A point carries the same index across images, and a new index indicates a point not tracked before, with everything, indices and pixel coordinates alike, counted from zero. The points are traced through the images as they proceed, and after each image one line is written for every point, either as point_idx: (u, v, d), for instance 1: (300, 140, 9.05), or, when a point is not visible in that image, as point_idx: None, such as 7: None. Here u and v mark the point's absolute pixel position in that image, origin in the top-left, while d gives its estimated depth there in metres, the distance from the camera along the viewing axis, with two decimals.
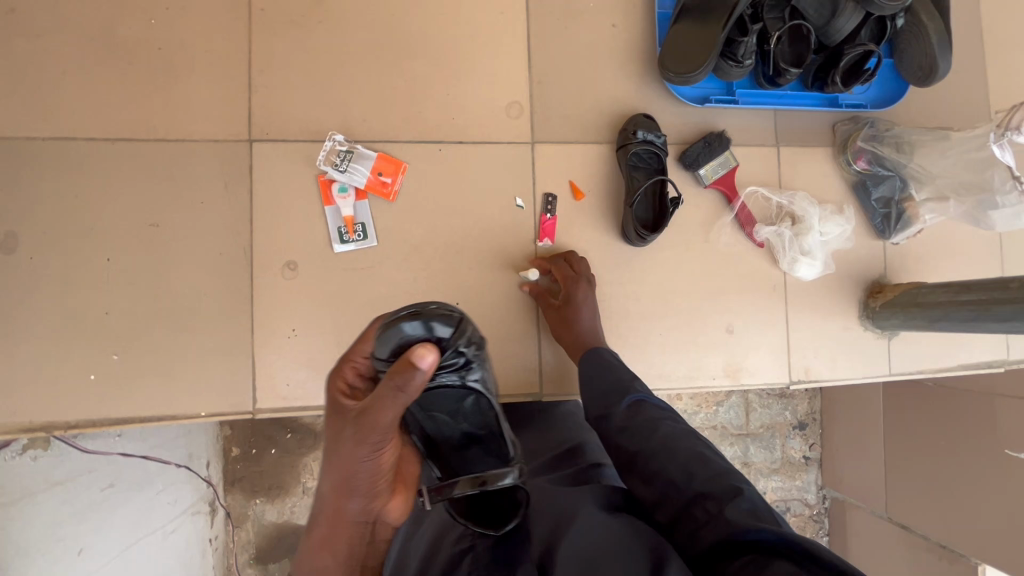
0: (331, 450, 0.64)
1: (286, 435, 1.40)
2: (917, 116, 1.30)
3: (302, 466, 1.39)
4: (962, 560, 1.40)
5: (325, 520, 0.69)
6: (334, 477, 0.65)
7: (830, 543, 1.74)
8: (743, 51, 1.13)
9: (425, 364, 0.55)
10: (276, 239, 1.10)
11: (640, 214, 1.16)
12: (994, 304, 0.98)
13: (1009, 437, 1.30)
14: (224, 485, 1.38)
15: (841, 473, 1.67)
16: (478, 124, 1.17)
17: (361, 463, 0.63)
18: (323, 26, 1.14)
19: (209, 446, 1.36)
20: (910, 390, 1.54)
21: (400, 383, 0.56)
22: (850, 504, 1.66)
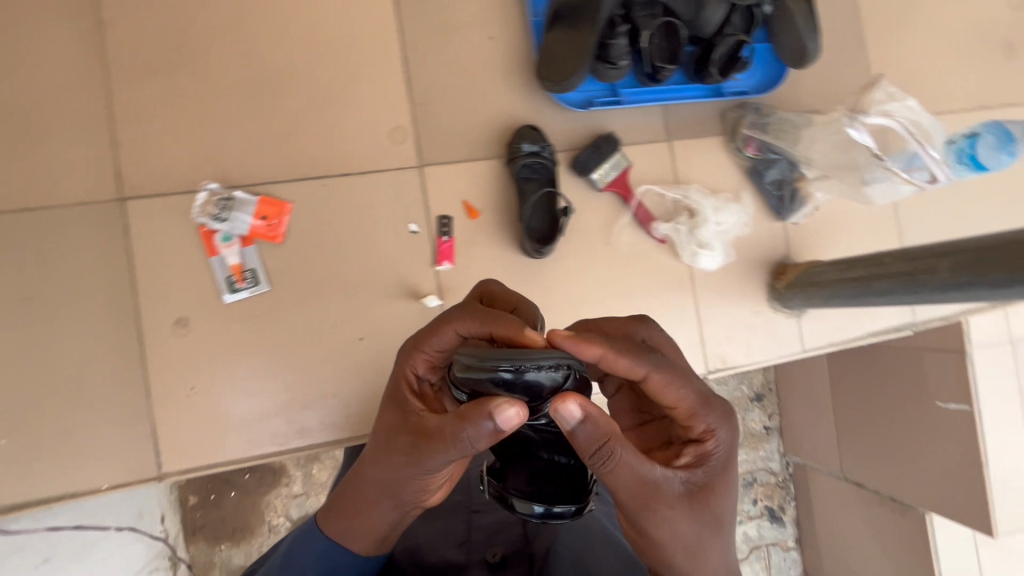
0: (387, 444, 0.71)
1: (245, 476, 1.43)
2: (802, 95, 1.31)
3: (264, 505, 1.42)
4: (911, 512, 1.46)
5: (365, 498, 0.77)
6: (380, 466, 0.72)
7: (796, 508, 1.79)
8: (617, 52, 1.13)
9: (501, 415, 0.59)
10: (164, 297, 1.07)
11: (536, 226, 1.16)
12: (873, 280, 0.99)
13: (938, 390, 1.38)
14: (186, 535, 1.39)
15: (801, 439, 1.74)
16: (362, 154, 1.15)
17: (413, 474, 0.70)
18: (186, 70, 1.11)
19: (162, 500, 1.38)
20: (847, 356, 1.61)
21: (481, 425, 0.60)
22: (810, 468, 1.72)
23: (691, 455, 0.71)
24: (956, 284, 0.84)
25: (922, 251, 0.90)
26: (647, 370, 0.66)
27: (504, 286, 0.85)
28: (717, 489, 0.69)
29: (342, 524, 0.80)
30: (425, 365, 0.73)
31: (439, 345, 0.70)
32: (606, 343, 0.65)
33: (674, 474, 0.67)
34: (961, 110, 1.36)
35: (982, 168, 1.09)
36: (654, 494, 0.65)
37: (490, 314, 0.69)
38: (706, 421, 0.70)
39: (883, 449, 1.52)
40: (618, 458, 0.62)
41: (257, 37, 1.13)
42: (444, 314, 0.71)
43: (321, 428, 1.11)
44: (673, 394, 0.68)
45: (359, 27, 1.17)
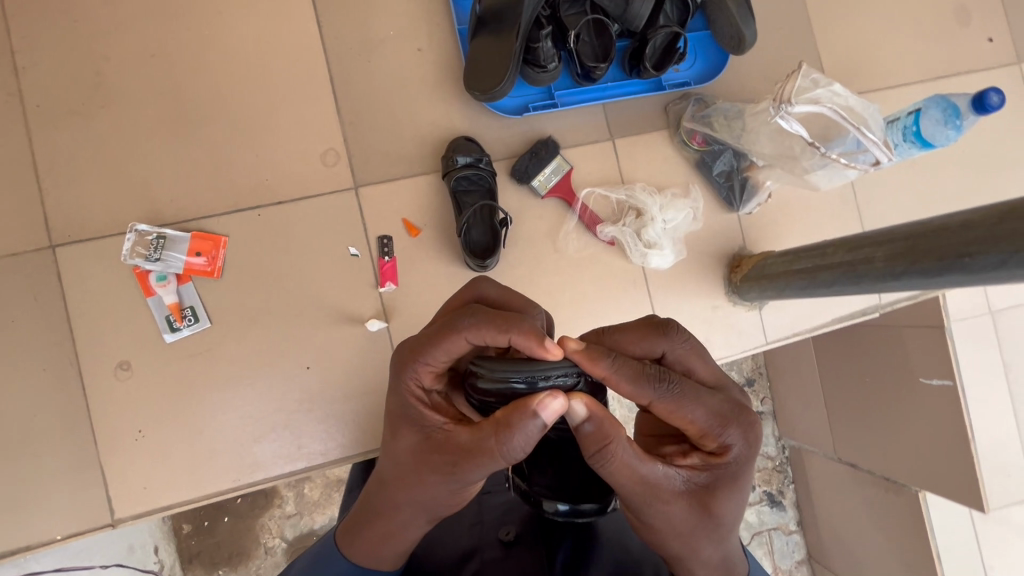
0: (415, 463, 0.67)
1: (236, 501, 1.45)
2: (747, 80, 1.28)
3: (259, 527, 1.44)
4: (905, 490, 1.41)
5: (383, 522, 0.71)
6: (410, 488, 0.68)
7: (796, 491, 1.76)
8: (544, 56, 1.11)
9: (546, 410, 0.60)
10: (103, 341, 1.06)
11: (479, 240, 1.14)
12: (818, 271, 0.97)
13: (921, 366, 1.35)
14: (182, 564, 1.42)
15: (793, 422, 1.71)
16: (295, 180, 1.13)
17: (443, 491, 0.67)
18: (107, 110, 1.09)
19: (155, 530, 1.39)
20: (828, 338, 1.58)
21: (525, 433, 0.60)
22: (806, 450, 1.69)
23: (699, 459, 0.68)
24: (895, 273, 0.81)
25: (861, 239, 0.87)
26: (649, 399, 0.65)
27: (498, 286, 0.76)
28: (724, 496, 0.66)
29: (366, 554, 0.73)
30: (432, 374, 0.69)
31: (447, 354, 0.67)
32: (613, 365, 0.65)
33: (676, 473, 0.66)
34: (913, 82, 1.32)
35: (930, 145, 1.05)
36: (653, 494, 0.64)
37: (507, 321, 0.65)
38: (723, 437, 0.67)
39: (867, 429, 1.50)
40: (614, 457, 0.62)
41: (177, 69, 1.11)
42: (452, 324, 0.65)
43: (276, 461, 1.09)
44: (684, 415, 0.65)
45: (282, 49, 1.15)
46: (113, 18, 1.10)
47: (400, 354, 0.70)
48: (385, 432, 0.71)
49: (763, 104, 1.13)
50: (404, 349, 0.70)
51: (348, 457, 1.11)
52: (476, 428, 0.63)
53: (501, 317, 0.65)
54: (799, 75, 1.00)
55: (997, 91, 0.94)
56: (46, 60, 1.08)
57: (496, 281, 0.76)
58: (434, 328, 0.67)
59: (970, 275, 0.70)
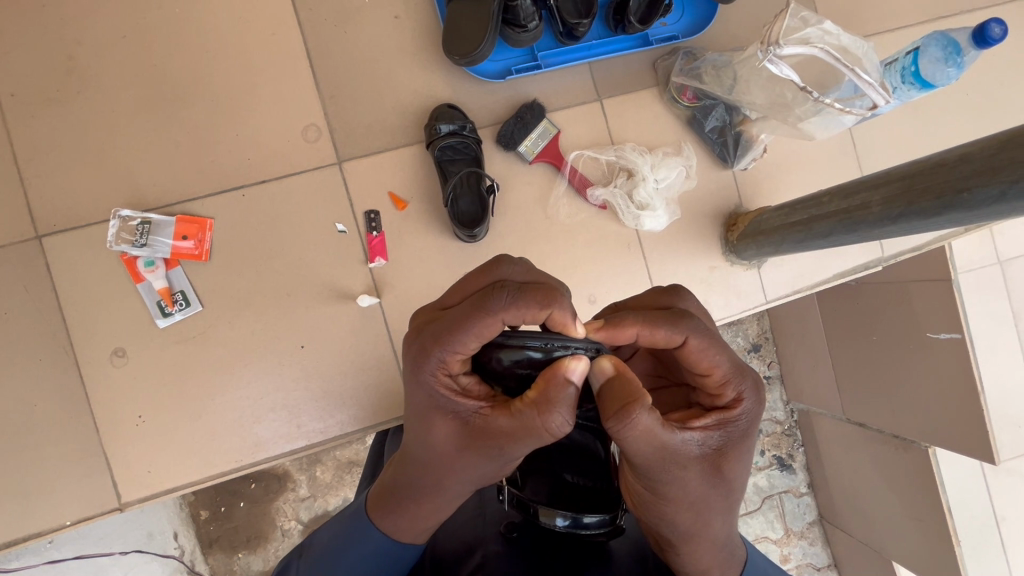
0: (457, 447, 0.68)
1: (251, 485, 1.47)
2: (738, 30, 1.23)
3: (275, 511, 1.46)
4: (914, 447, 1.40)
5: (431, 498, 0.74)
6: (454, 469, 0.70)
7: (806, 453, 1.75)
8: (523, 15, 1.06)
9: (576, 374, 0.62)
10: (96, 330, 1.06)
11: (468, 209, 1.12)
12: (814, 222, 0.94)
13: (929, 320, 1.33)
14: (203, 548, 1.45)
15: (801, 385, 1.70)
16: (277, 158, 1.11)
17: (490, 468, 0.69)
18: (82, 95, 1.07)
19: (174, 517, 1.44)
20: (834, 296, 1.56)
21: (566, 404, 0.61)
22: (815, 413, 1.68)
23: (714, 419, 0.67)
24: (893, 216, 0.78)
25: (857, 185, 0.84)
26: (685, 336, 0.65)
27: (520, 260, 0.68)
28: (733, 455, 0.68)
29: (410, 526, 0.78)
30: (459, 361, 0.65)
31: (477, 339, 0.63)
32: (639, 321, 0.66)
33: (691, 437, 0.65)
34: (916, 23, 1.26)
35: (930, 86, 1.01)
36: (668, 457, 0.64)
37: (545, 297, 0.63)
38: (737, 388, 0.68)
39: (876, 385, 1.47)
40: (639, 422, 0.60)
41: (151, 49, 1.09)
42: (485, 307, 0.61)
43: (278, 441, 1.10)
44: (708, 360, 0.66)
45: (255, 22, 1.12)
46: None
47: (422, 342, 0.64)
48: (413, 421, 0.70)
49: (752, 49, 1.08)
50: (424, 336, 0.64)
51: (348, 434, 1.12)
52: (516, 409, 0.64)
53: (538, 293, 0.63)
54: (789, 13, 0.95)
55: (999, 22, 0.89)
56: (17, 47, 1.06)
57: (519, 260, 0.67)
58: (461, 314, 0.62)
59: (971, 212, 0.67)
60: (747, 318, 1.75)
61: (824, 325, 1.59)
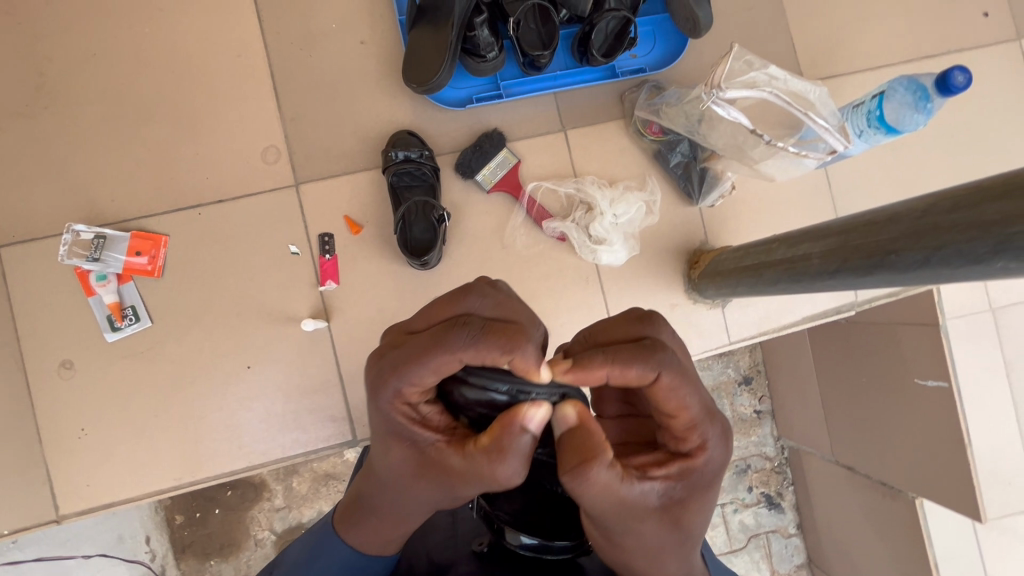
0: (414, 473, 0.65)
1: (227, 492, 1.45)
2: (709, 65, 1.21)
3: (249, 519, 1.45)
4: (901, 496, 1.33)
5: (390, 517, 0.73)
6: (412, 493, 0.68)
7: (796, 494, 1.68)
8: (482, 44, 1.06)
9: (534, 423, 0.57)
10: (45, 342, 1.07)
11: (421, 236, 1.11)
12: (763, 267, 0.90)
13: (917, 366, 1.26)
14: (175, 553, 1.44)
15: (791, 422, 1.64)
16: (234, 179, 1.12)
17: (446, 497, 0.67)
18: (49, 110, 1.09)
19: (149, 520, 1.43)
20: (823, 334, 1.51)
21: (520, 453, 0.58)
22: (803, 451, 1.62)
23: (676, 468, 0.62)
24: (830, 270, 0.74)
25: (801, 235, 0.81)
26: (658, 372, 0.58)
27: (488, 291, 0.63)
28: (694, 505, 0.63)
29: (372, 538, 0.76)
30: (418, 392, 0.62)
31: (436, 374, 0.59)
32: (608, 360, 0.58)
33: (650, 488, 0.60)
34: (890, 65, 1.25)
35: (896, 131, 0.97)
36: (625, 509, 0.60)
37: (509, 339, 0.58)
38: (703, 434, 0.62)
39: (863, 429, 1.41)
40: (597, 478, 0.57)
41: (119, 68, 1.11)
42: (444, 345, 0.58)
43: (224, 459, 1.10)
44: (677, 402, 0.59)
45: (222, 44, 1.14)
46: (53, 18, 1.10)
47: (380, 369, 0.61)
48: (373, 441, 0.67)
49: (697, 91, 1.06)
50: (384, 363, 0.61)
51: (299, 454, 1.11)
52: (471, 450, 0.60)
53: (501, 334, 0.58)
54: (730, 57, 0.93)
55: (963, 70, 0.86)
56: None
57: (489, 293, 0.63)
58: (421, 347, 0.59)
59: (899, 274, 0.63)
60: (739, 349, 1.70)
61: (815, 363, 1.54)
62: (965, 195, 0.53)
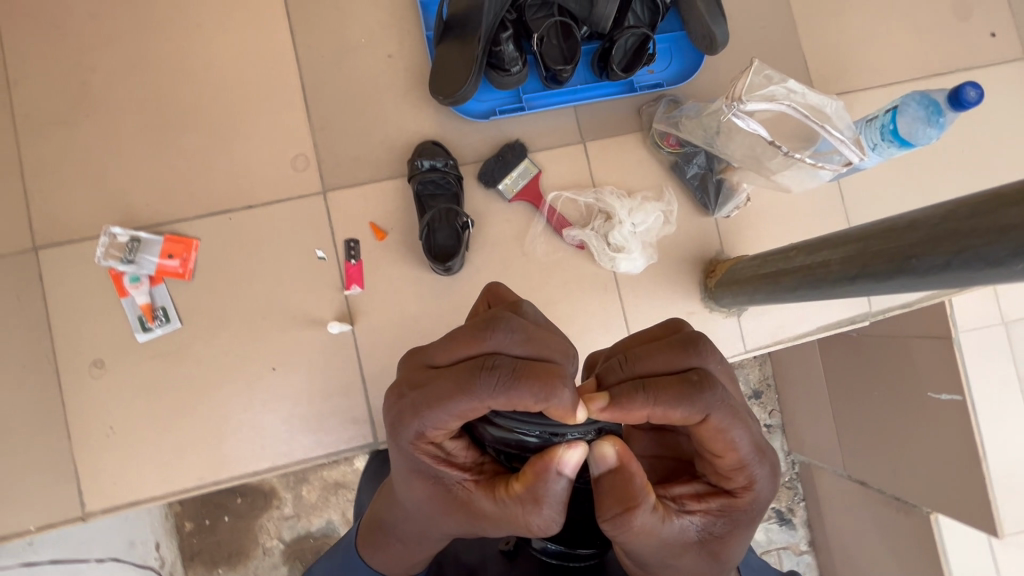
0: (437, 510, 0.67)
1: (237, 499, 1.47)
2: (724, 80, 1.25)
3: (258, 527, 1.46)
4: (916, 511, 1.32)
5: (410, 545, 0.74)
6: (436, 526, 0.69)
7: (808, 509, 1.68)
8: (506, 59, 1.11)
9: (568, 470, 0.57)
10: (78, 340, 1.10)
11: (444, 243, 1.14)
12: (781, 276, 0.92)
13: (929, 379, 1.27)
14: (184, 560, 1.45)
15: (802, 436, 1.64)
16: (265, 185, 1.16)
17: (469, 532, 0.68)
18: (90, 118, 1.14)
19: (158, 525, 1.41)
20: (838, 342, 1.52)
21: (553, 501, 0.58)
22: (815, 466, 1.62)
23: (716, 503, 0.63)
24: (850, 277, 0.76)
25: (820, 243, 0.83)
26: (706, 413, 0.58)
27: (517, 328, 0.59)
28: (735, 539, 0.64)
29: (392, 564, 0.77)
30: (442, 432, 0.61)
31: (461, 418, 0.58)
32: (650, 401, 0.58)
33: (690, 524, 0.62)
34: (900, 81, 1.29)
35: (910, 144, 1.00)
36: (667, 549, 0.62)
37: (539, 388, 0.56)
38: (750, 474, 0.62)
39: (876, 441, 1.41)
40: (639, 524, 0.58)
41: (158, 79, 1.16)
42: (470, 390, 0.56)
43: (247, 459, 1.12)
44: (723, 441, 0.60)
45: (256, 57, 1.19)
46: (98, 31, 1.16)
47: (401, 409, 0.61)
48: (397, 474, 0.69)
49: (718, 104, 1.09)
50: (404, 404, 0.60)
51: (325, 454, 1.13)
52: (499, 494, 0.62)
53: (530, 382, 0.56)
54: (751, 72, 0.97)
55: (975, 86, 0.89)
56: (35, 72, 1.14)
57: (518, 329, 0.59)
58: (444, 392, 0.57)
59: (919, 278, 0.65)
60: (749, 362, 1.70)
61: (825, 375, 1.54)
62: (985, 201, 0.56)
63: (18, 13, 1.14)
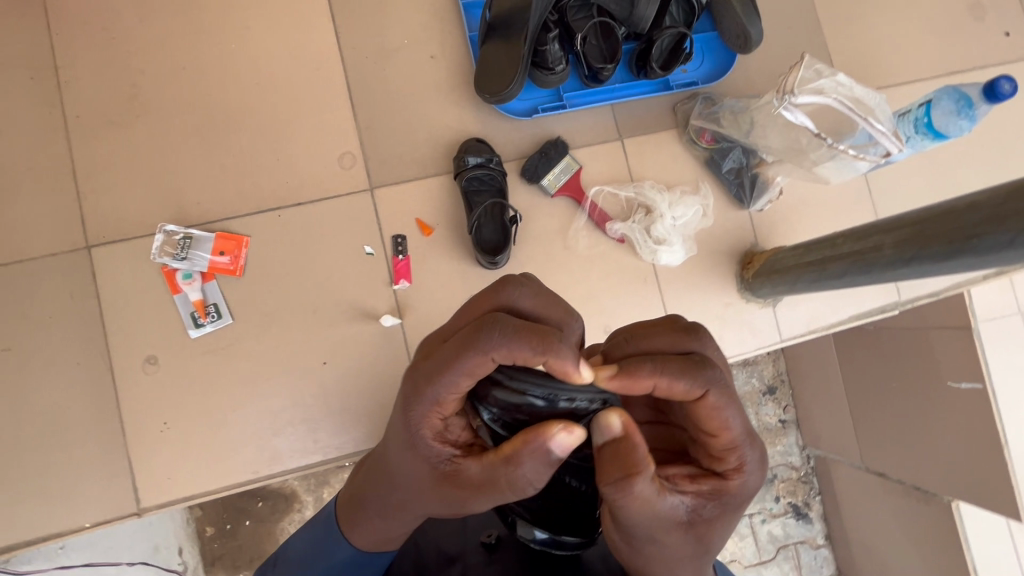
0: (424, 483, 0.67)
1: (258, 503, 1.41)
2: (755, 79, 1.30)
3: (278, 531, 1.40)
4: (936, 500, 1.32)
5: (388, 519, 0.74)
6: (420, 500, 0.69)
7: (824, 503, 1.65)
8: (551, 58, 1.15)
9: (558, 442, 0.57)
10: (131, 337, 1.11)
11: (490, 238, 1.16)
12: (828, 261, 0.96)
13: (949, 368, 1.27)
14: (205, 566, 1.39)
15: (818, 430, 1.60)
16: (313, 183, 1.18)
17: (451, 508, 0.68)
18: (140, 120, 1.16)
19: (178, 531, 1.38)
20: (854, 341, 1.48)
21: (537, 464, 0.59)
22: (832, 460, 1.58)
23: (709, 486, 0.62)
24: (905, 259, 0.80)
25: (869, 229, 0.87)
26: (705, 389, 0.58)
27: (525, 293, 0.63)
28: (720, 523, 0.63)
29: (370, 537, 0.76)
30: (454, 402, 0.62)
31: (470, 378, 0.59)
32: (656, 370, 0.58)
33: (680, 502, 0.61)
34: (926, 78, 1.34)
35: (943, 136, 1.04)
36: (656, 524, 0.60)
37: (540, 339, 0.58)
38: (742, 457, 0.61)
39: (896, 434, 1.40)
40: (637, 492, 0.57)
41: (206, 80, 1.18)
42: (476, 344, 0.57)
43: (297, 454, 1.13)
44: (719, 420, 0.59)
45: (303, 58, 1.21)
46: (147, 34, 1.18)
47: (414, 382, 0.61)
48: (387, 445, 0.68)
49: (768, 98, 1.13)
50: (416, 374, 0.61)
51: (362, 451, 1.14)
52: (487, 460, 0.62)
53: (532, 334, 0.58)
54: (803, 66, 1.03)
55: (1009, 79, 0.93)
56: (86, 74, 1.15)
57: (526, 287, 0.63)
58: (451, 351, 0.58)
59: (980, 256, 0.69)
60: (761, 358, 1.67)
61: (841, 369, 1.52)
62: None
63: (68, 15, 1.16)
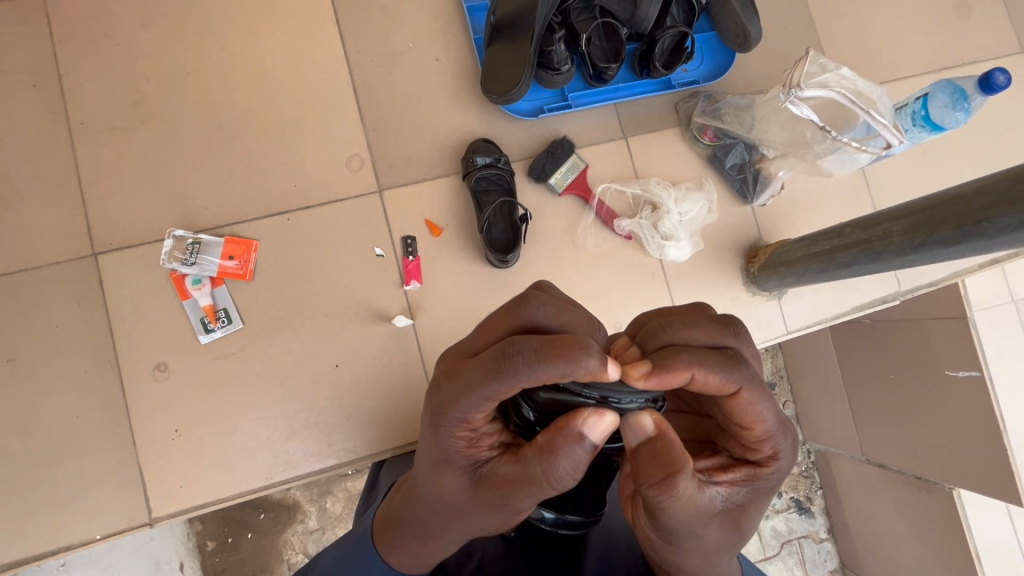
0: (466, 496, 0.64)
1: (260, 515, 1.38)
2: (753, 77, 1.33)
3: (282, 543, 1.37)
4: (938, 488, 1.33)
5: (433, 541, 0.70)
6: (464, 519, 0.66)
7: (824, 497, 1.65)
8: (557, 58, 1.16)
9: (594, 429, 0.56)
10: (140, 344, 1.10)
11: (500, 237, 1.18)
12: (837, 251, 0.98)
13: (946, 357, 1.28)
14: None
15: (818, 425, 1.61)
16: (322, 186, 1.18)
17: (498, 520, 0.65)
18: (145, 125, 1.15)
19: (179, 546, 1.34)
20: (850, 331, 1.50)
21: (575, 458, 0.57)
22: (832, 453, 1.59)
23: (742, 474, 0.62)
24: (914, 245, 0.82)
25: (877, 218, 0.89)
26: (739, 385, 0.57)
27: (545, 308, 0.61)
28: (756, 510, 0.62)
29: (419, 560, 0.73)
30: (481, 416, 0.60)
31: (496, 397, 0.56)
32: (693, 362, 0.56)
33: (716, 493, 0.60)
34: (919, 73, 1.38)
35: (940, 128, 1.07)
36: (699, 519, 0.58)
37: (568, 361, 0.54)
38: (776, 445, 0.61)
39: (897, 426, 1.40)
40: (677, 491, 0.55)
41: (211, 86, 1.18)
42: (500, 375, 0.55)
43: (309, 459, 1.12)
44: (753, 414, 0.59)
45: (308, 62, 1.21)
46: (151, 40, 1.17)
47: (440, 401, 0.59)
48: (424, 466, 0.66)
49: (774, 92, 1.17)
50: (442, 395, 0.59)
51: (374, 454, 1.13)
52: (524, 456, 0.60)
53: (561, 358, 0.54)
54: (809, 60, 1.06)
55: (1003, 71, 0.96)
56: (89, 81, 1.15)
57: (550, 300, 0.61)
58: (476, 377, 0.56)
59: (991, 240, 0.71)
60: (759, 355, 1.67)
61: (839, 363, 1.52)
62: None
63: (70, 22, 1.15)
